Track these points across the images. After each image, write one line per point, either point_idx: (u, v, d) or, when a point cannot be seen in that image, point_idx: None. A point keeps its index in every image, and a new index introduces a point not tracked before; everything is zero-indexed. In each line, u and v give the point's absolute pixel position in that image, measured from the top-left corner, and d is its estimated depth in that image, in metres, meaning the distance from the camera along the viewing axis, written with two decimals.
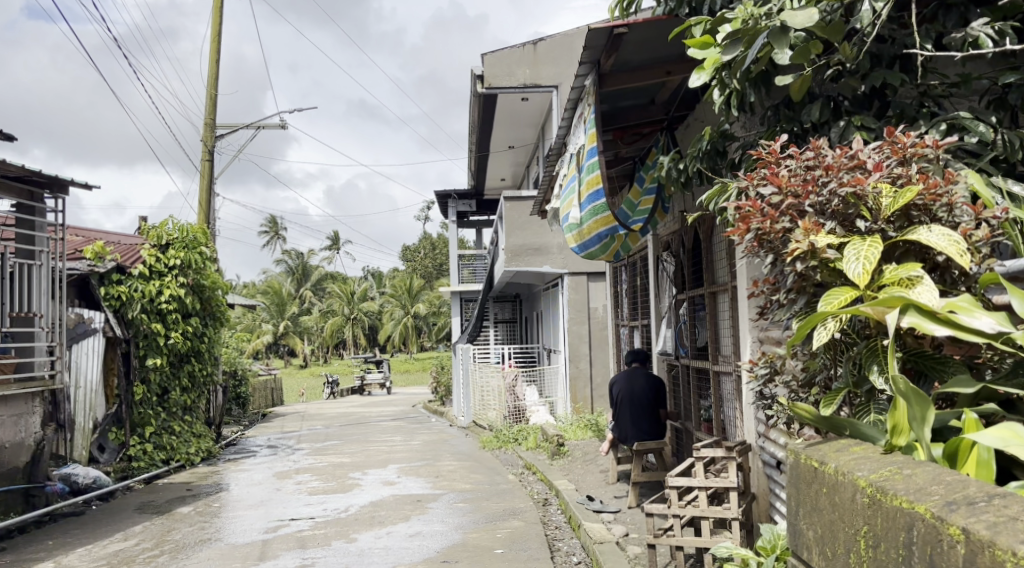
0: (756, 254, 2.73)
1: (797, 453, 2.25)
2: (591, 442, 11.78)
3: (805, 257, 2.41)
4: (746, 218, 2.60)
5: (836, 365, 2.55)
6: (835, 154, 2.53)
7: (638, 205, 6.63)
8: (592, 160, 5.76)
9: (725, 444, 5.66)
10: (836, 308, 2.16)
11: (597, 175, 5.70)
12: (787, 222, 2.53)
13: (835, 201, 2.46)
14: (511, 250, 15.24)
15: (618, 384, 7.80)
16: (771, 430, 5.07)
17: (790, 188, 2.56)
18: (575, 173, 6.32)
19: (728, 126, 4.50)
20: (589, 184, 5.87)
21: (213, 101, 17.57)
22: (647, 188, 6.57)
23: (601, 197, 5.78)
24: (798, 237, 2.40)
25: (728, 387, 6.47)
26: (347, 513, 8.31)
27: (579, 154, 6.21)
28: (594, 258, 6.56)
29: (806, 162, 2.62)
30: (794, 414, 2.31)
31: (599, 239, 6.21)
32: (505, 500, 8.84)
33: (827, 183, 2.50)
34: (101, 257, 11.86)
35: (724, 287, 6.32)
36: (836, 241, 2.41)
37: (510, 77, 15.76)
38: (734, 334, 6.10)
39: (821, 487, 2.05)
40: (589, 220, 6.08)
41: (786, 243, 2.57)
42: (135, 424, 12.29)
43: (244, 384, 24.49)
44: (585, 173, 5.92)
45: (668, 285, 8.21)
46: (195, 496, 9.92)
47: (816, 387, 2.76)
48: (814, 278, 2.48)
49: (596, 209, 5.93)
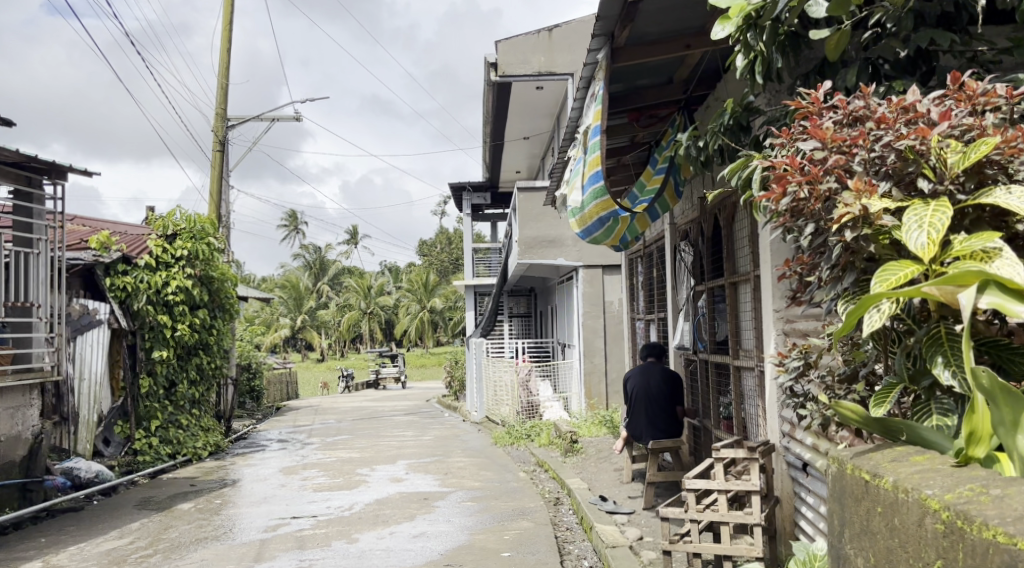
0: (794, 224, 2.39)
1: (842, 462, 1.91)
2: (606, 439, 11.44)
3: (855, 225, 2.08)
4: (782, 181, 2.28)
5: (888, 356, 2.22)
6: (891, 103, 2.20)
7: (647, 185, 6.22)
8: (594, 141, 5.44)
9: (746, 444, 5.29)
10: (893, 286, 1.83)
11: (599, 156, 5.37)
12: (833, 182, 2.20)
13: (891, 157, 2.13)
14: (525, 242, 14.83)
15: (633, 380, 7.44)
16: (798, 429, 4.71)
17: (836, 144, 2.22)
18: (579, 155, 6.06)
19: (753, 98, 4.16)
20: (590, 165, 5.55)
21: (224, 91, 17.34)
22: (658, 167, 6.16)
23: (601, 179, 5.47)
24: (848, 199, 2.07)
25: (749, 383, 6.12)
26: (350, 511, 8.03)
27: (583, 136, 5.87)
28: (598, 243, 6.28)
29: (854, 115, 2.28)
30: (838, 415, 1.99)
31: (601, 222, 5.94)
32: (516, 499, 8.53)
33: (881, 137, 2.17)
34: (107, 246, 11.64)
35: (746, 276, 5.97)
36: (891, 205, 2.07)
37: (525, 64, 15.37)
38: (757, 328, 5.75)
39: (875, 505, 1.72)
40: (590, 204, 5.76)
41: (830, 208, 2.24)
42: (141, 417, 12.09)
43: (258, 377, 24.35)
44: (586, 155, 5.60)
45: (686, 276, 7.84)
46: (198, 492, 9.67)
47: (862, 383, 2.43)
48: (866, 251, 2.14)
49: (596, 192, 5.62)
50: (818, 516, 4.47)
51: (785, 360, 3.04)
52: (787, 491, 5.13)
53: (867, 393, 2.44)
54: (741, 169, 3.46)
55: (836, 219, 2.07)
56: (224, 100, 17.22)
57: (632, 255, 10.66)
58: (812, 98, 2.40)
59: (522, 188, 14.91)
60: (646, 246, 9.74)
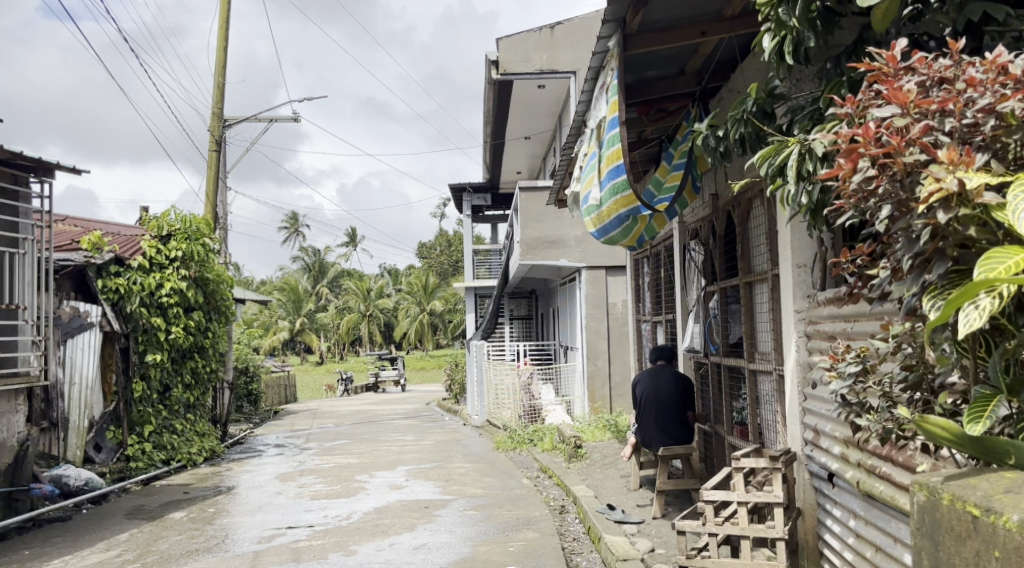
0: (866, 205, 2.15)
1: (937, 490, 1.81)
2: (610, 444, 11.15)
3: (947, 202, 1.86)
4: (853, 157, 2.07)
5: (981, 365, 1.97)
6: (986, 64, 1.98)
7: (665, 182, 5.88)
8: (612, 134, 5.15)
9: (766, 452, 5.01)
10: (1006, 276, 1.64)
11: (618, 150, 5.08)
12: (919, 153, 1.97)
13: (989, 124, 1.92)
14: (527, 243, 14.51)
15: (643, 384, 7.16)
16: (824, 437, 4.44)
17: (921, 109, 1.99)
18: (594, 150, 5.81)
19: (779, 84, 3.91)
20: (608, 160, 5.27)
21: (221, 90, 17.07)
22: (676, 162, 5.82)
23: (621, 175, 5.17)
24: (941, 172, 1.86)
25: (766, 387, 5.83)
26: (348, 521, 7.73)
27: (599, 130, 5.61)
28: (615, 242, 6.03)
29: (938, 77, 2.05)
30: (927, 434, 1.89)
31: (619, 221, 5.65)
32: (520, 508, 8.23)
33: (974, 102, 1.96)
34: (98, 248, 11.27)
35: (763, 275, 5.68)
36: (992, 179, 1.85)
37: (526, 62, 15.10)
38: (775, 330, 5.46)
39: (989, 548, 1.61)
40: (609, 200, 5.48)
41: (914, 183, 2.01)
42: (134, 422, 11.79)
43: (256, 381, 24.03)
44: (604, 149, 5.33)
45: (696, 276, 7.55)
46: (191, 500, 9.38)
47: (947, 392, 2.16)
48: (959, 235, 1.91)
49: (615, 188, 5.33)
50: (846, 530, 4.17)
51: (835, 366, 2.74)
52: (810, 503, 4.83)
53: (953, 404, 2.15)
54: (774, 154, 3.21)
55: (926, 196, 1.84)
56: (220, 99, 16.93)
57: (638, 255, 10.39)
58: (885, 58, 2.17)
59: (524, 188, 14.61)
60: (654, 246, 9.46)
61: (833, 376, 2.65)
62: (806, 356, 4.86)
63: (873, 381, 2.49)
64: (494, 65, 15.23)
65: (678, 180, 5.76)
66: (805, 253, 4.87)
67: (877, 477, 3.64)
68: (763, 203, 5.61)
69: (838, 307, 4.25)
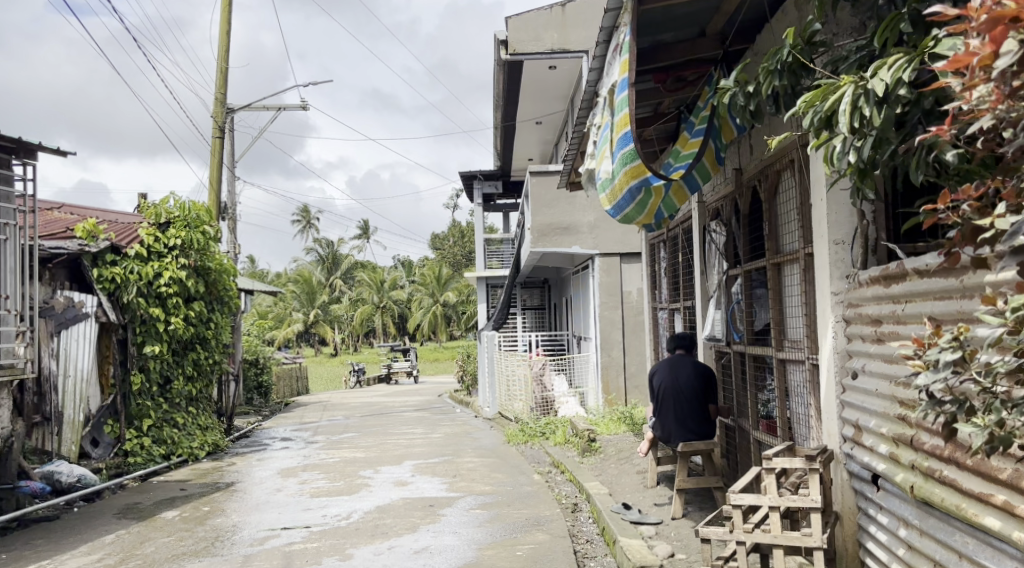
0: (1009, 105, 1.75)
1: None
2: (625, 438, 10.67)
3: None
4: (998, 35, 1.70)
5: None
6: None
7: (682, 153, 5.26)
8: (622, 97, 4.62)
9: (800, 450, 4.51)
10: None
11: (627, 115, 4.54)
12: None
13: None
14: (538, 229, 14.02)
15: (659, 375, 6.65)
16: (867, 433, 3.95)
17: None
18: (606, 119, 5.30)
19: (819, 28, 3.38)
20: (619, 127, 4.75)
21: (224, 76, 16.64)
22: (697, 129, 5.22)
23: (631, 143, 4.60)
24: None
25: (797, 378, 5.32)
26: (347, 521, 7.30)
27: (612, 96, 5.09)
28: (632, 221, 5.40)
29: None
30: None
31: (632, 195, 5.05)
32: (529, 507, 7.76)
33: None
34: (94, 236, 10.76)
35: (794, 255, 5.16)
36: None
37: (537, 42, 14.59)
38: (807, 316, 4.95)
39: None
40: (621, 172, 4.91)
41: None
42: (132, 416, 11.37)
43: (266, 372, 23.69)
44: (614, 116, 4.80)
45: (716, 260, 7.03)
46: (188, 497, 8.99)
47: None
48: None
49: (626, 157, 4.77)
50: (894, 539, 3.66)
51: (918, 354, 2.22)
52: (850, 507, 4.30)
53: None
54: (822, 100, 2.68)
55: None
56: (223, 84, 16.52)
57: (654, 240, 9.89)
58: None
59: (535, 171, 14.09)
60: (671, 229, 8.94)
61: (918, 369, 2.12)
62: (846, 344, 4.36)
63: (972, 373, 1.96)
64: (503, 45, 14.73)
65: (697, 147, 5.13)
66: (843, 228, 4.36)
67: (935, 482, 3.15)
68: (794, 175, 5.09)
69: (885, 286, 3.73)
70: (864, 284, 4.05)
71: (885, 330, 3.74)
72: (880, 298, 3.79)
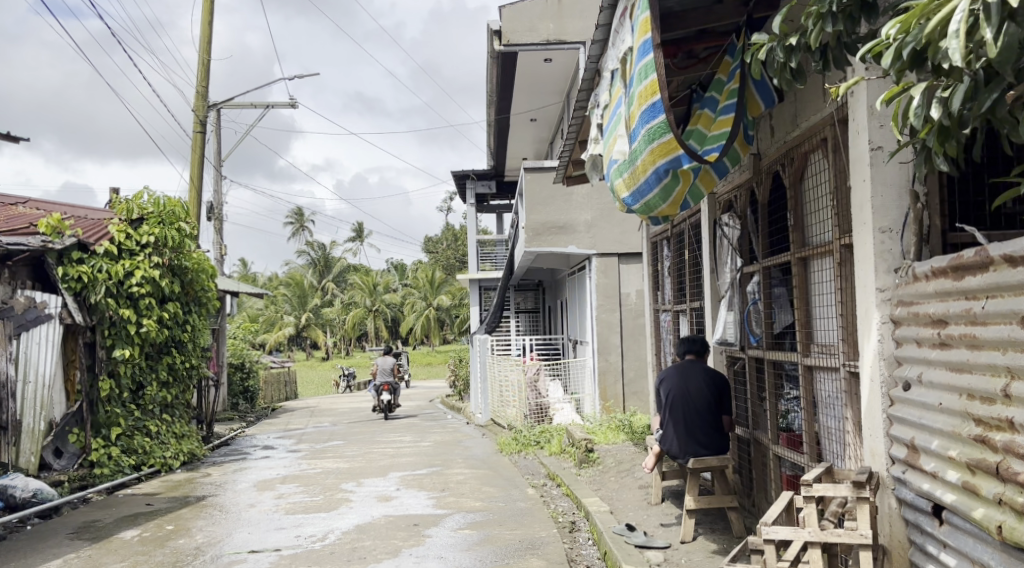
0: None
1: None
2: (625, 448, 10.04)
3: None
4: None
5: None
6: None
7: (710, 134, 4.55)
8: (646, 62, 3.91)
9: (840, 473, 3.85)
10: None
11: (653, 81, 3.83)
12: None
13: None
14: (532, 228, 13.36)
15: (668, 383, 5.99)
16: (926, 455, 3.30)
17: None
18: (622, 93, 4.62)
19: None
20: (641, 99, 4.05)
21: (205, 68, 15.93)
22: (724, 106, 4.50)
23: (659, 114, 3.90)
24: None
25: (829, 388, 4.70)
26: (322, 543, 6.62)
27: (628, 66, 4.40)
28: (653, 209, 4.71)
29: None
30: None
31: (657, 178, 4.35)
32: (523, 527, 7.10)
33: None
34: (58, 232, 10.03)
35: (826, 247, 4.53)
36: None
37: (531, 32, 13.95)
38: (842, 316, 4.31)
39: None
40: (645, 150, 4.21)
41: None
42: (100, 424, 10.63)
43: (253, 377, 22.91)
44: (635, 85, 4.11)
45: (727, 257, 6.41)
46: (153, 514, 8.29)
47: None
48: None
49: (651, 133, 4.07)
50: None
51: None
52: (900, 541, 3.63)
53: None
54: (915, 27, 2.09)
55: None
56: (205, 77, 15.85)
57: (657, 237, 9.28)
58: None
59: (529, 167, 13.43)
60: (676, 225, 8.33)
61: None
62: (894, 348, 3.71)
63: None
64: (496, 35, 14.07)
65: (729, 125, 4.42)
66: (891, 214, 3.73)
67: None
68: (826, 156, 4.46)
69: (955, 279, 3.10)
70: (925, 275, 3.39)
71: (952, 333, 3.10)
72: (947, 293, 3.15)
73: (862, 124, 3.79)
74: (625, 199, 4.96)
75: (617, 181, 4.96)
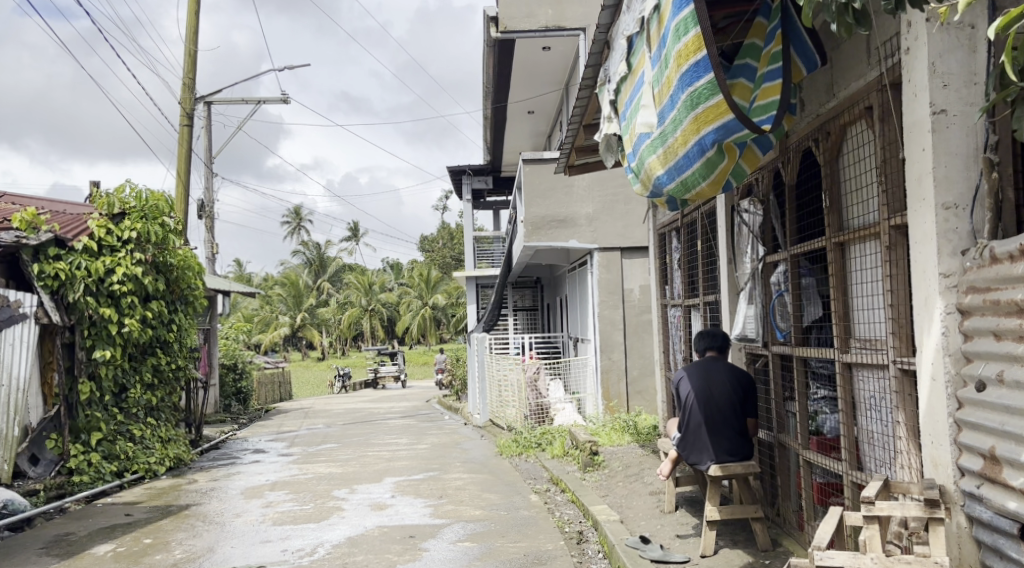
0: None
1: None
2: (630, 450, 9.54)
3: None
4: None
5: None
6: None
7: (754, 104, 4.06)
8: (684, 16, 3.45)
9: (899, 487, 3.37)
10: None
11: (697, 36, 3.37)
12: None
13: None
14: (531, 222, 12.81)
15: (688, 382, 5.48)
16: (1010, 467, 2.84)
17: None
18: (649, 59, 4.12)
19: None
20: (678, 60, 3.59)
21: (192, 59, 15.38)
22: (766, 72, 4.02)
23: (704, 73, 3.45)
24: None
25: (873, 389, 4.20)
26: (311, 559, 6.10)
27: (656, 26, 3.94)
28: (692, 188, 4.20)
29: None
30: None
31: (700, 151, 3.86)
32: (528, 538, 6.58)
33: None
34: (34, 226, 9.52)
35: (871, 229, 4.03)
36: None
37: (529, 18, 13.44)
38: (893, 306, 3.81)
39: None
40: (685, 119, 3.74)
41: None
42: (80, 429, 10.08)
43: (246, 379, 22.30)
44: (670, 45, 3.64)
45: (746, 246, 5.90)
46: (130, 525, 7.75)
47: None
48: None
49: (691, 99, 3.62)
50: None
51: None
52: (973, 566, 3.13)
53: None
54: None
55: None
56: (191, 68, 15.30)
57: (665, 228, 8.76)
58: None
59: (528, 158, 12.91)
60: (687, 214, 7.82)
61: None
62: (962, 343, 3.19)
63: None
64: (494, 22, 13.56)
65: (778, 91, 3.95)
66: (957, 188, 3.23)
67: None
68: (871, 127, 3.97)
69: None
70: (1008, 255, 2.92)
71: None
72: None
73: (921, 85, 3.28)
74: (656, 178, 4.46)
75: (648, 158, 4.44)
